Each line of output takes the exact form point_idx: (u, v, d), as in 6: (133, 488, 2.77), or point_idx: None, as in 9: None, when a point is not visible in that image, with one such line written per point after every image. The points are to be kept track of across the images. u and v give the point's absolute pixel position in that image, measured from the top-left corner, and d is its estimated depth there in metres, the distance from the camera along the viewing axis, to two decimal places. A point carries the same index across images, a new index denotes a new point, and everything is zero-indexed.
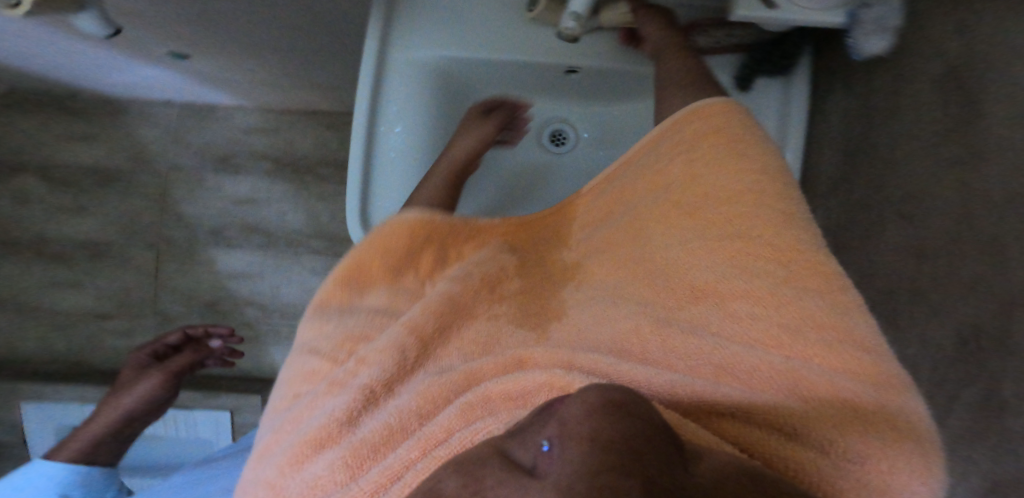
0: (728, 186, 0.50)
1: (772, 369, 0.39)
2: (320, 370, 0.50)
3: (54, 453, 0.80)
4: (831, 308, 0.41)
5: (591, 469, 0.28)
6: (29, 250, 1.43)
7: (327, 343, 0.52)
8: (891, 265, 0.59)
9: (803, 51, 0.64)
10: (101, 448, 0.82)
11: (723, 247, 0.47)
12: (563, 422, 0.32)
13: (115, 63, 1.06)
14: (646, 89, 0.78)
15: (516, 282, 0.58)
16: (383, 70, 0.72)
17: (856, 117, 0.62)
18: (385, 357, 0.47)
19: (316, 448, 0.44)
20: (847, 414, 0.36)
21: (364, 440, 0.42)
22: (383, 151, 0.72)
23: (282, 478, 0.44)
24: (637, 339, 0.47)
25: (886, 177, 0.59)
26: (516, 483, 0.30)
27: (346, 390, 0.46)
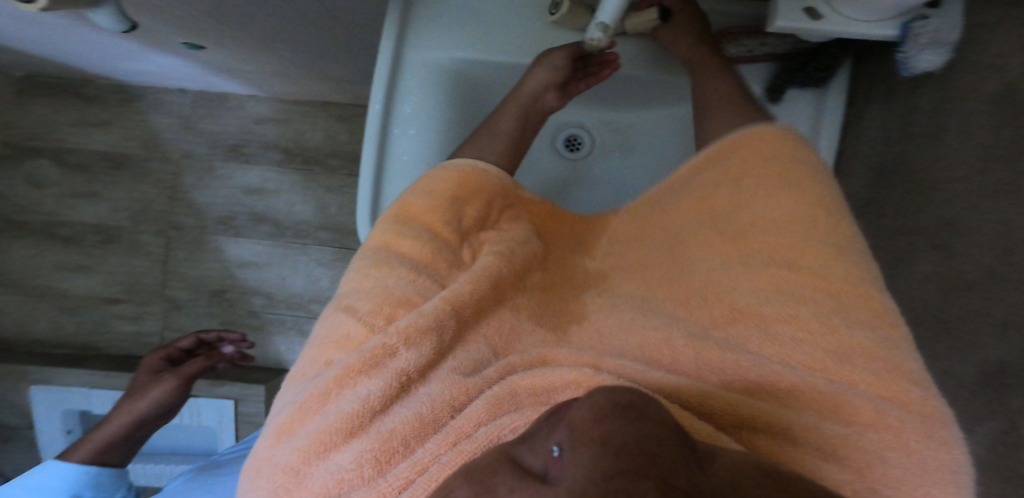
0: (781, 212, 0.48)
1: (816, 391, 0.38)
2: (353, 337, 0.45)
3: (71, 451, 0.84)
4: (877, 340, 0.40)
5: (605, 474, 0.26)
6: (40, 233, 1.43)
7: (363, 305, 0.46)
8: (919, 295, 0.55)
9: (840, 63, 0.62)
10: (113, 452, 0.86)
11: (771, 272, 0.45)
12: (570, 425, 0.31)
13: (127, 50, 1.05)
14: (669, 96, 0.75)
15: (536, 280, 0.57)
16: (397, 71, 0.70)
17: (896, 137, 0.59)
18: (423, 340, 0.43)
19: (343, 437, 0.39)
20: (885, 436, 0.36)
21: (395, 432, 0.39)
22: (395, 154, 0.70)
23: (301, 463, 0.39)
24: (668, 350, 0.44)
25: (922, 201, 0.55)
26: (528, 490, 0.29)
27: (382, 371, 0.42)
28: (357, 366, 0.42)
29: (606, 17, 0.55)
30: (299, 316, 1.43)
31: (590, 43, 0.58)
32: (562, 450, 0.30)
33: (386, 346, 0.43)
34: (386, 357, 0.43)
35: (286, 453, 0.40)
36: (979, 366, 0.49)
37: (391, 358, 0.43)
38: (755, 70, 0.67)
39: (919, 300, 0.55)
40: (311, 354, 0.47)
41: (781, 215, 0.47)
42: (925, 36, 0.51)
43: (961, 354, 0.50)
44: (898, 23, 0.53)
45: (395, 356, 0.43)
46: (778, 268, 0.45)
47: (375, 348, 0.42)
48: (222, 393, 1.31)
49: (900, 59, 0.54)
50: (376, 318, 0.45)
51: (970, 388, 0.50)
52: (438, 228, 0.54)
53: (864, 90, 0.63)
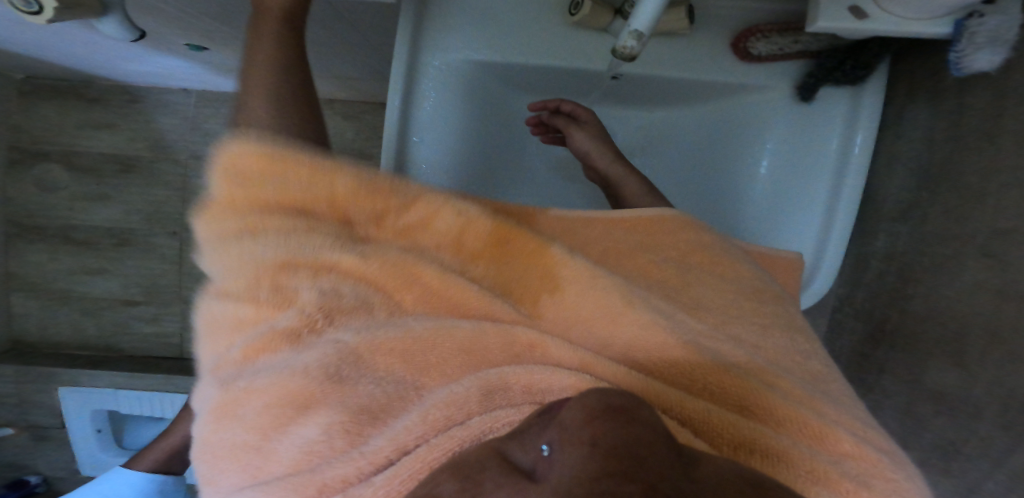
0: (745, 285, 0.53)
1: (801, 417, 0.42)
2: (247, 318, 0.43)
3: (136, 459, 0.81)
4: (817, 381, 0.47)
5: (591, 475, 0.25)
6: (56, 237, 1.43)
7: (247, 281, 0.43)
8: (961, 306, 0.53)
9: (882, 60, 0.59)
10: (176, 459, 0.80)
11: (755, 324, 0.50)
12: (562, 426, 0.31)
13: (132, 52, 1.03)
14: (695, 98, 0.71)
15: (496, 256, 0.51)
16: (414, 74, 0.67)
17: (943, 139, 0.57)
18: (352, 316, 0.43)
19: (300, 410, 0.38)
20: (818, 437, 0.41)
21: (364, 404, 0.39)
22: (415, 164, 0.69)
23: (263, 440, 0.39)
24: (658, 350, 0.45)
25: (970, 207, 0.53)
26: (514, 487, 0.28)
27: (308, 346, 0.41)
28: (280, 343, 0.41)
29: (640, 24, 0.52)
30: None
31: (622, 52, 0.55)
32: (551, 450, 0.30)
33: (296, 325, 0.41)
34: (308, 331, 0.42)
35: (238, 433, 0.39)
36: None
37: (313, 336, 0.41)
38: (788, 68, 0.64)
39: (969, 309, 0.52)
40: (209, 347, 0.45)
41: (739, 292, 0.52)
42: (981, 35, 0.48)
43: (1008, 364, 0.47)
44: (953, 19, 0.49)
45: (319, 332, 0.42)
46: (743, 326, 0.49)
47: (288, 326, 0.41)
48: None
49: (954, 58, 0.51)
50: (258, 292, 0.43)
51: (1016, 400, 0.46)
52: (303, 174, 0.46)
53: (904, 90, 0.62)
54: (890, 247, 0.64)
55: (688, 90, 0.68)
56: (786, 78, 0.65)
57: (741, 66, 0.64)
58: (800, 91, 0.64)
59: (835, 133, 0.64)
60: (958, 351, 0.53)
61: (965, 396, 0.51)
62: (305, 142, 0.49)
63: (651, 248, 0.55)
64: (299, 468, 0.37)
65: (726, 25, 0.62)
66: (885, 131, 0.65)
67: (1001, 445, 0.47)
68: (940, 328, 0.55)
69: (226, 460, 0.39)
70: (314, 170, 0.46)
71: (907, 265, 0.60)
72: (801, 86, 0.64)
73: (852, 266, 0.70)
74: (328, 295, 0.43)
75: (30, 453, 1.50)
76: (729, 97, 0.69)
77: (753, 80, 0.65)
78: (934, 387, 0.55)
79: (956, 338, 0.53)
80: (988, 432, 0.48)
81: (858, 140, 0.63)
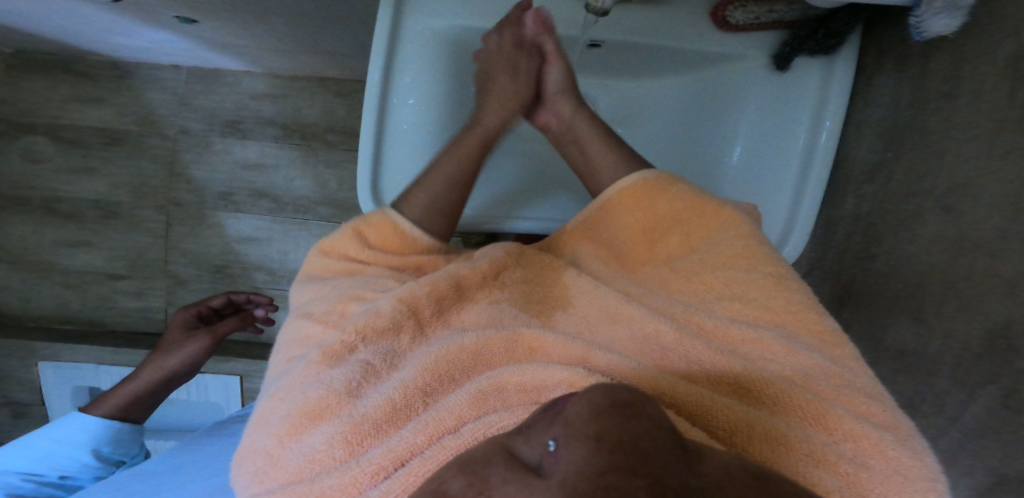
0: (731, 249, 0.56)
1: (801, 399, 0.45)
2: (313, 335, 0.53)
3: (93, 406, 0.86)
4: (832, 361, 0.48)
5: (598, 469, 0.28)
6: (41, 209, 1.42)
7: (320, 308, 0.55)
8: (921, 260, 0.54)
9: (853, 29, 0.60)
10: (134, 408, 0.88)
11: (749, 303, 0.52)
12: (567, 422, 0.33)
13: (118, 26, 1.03)
14: (675, 67, 0.72)
15: (518, 271, 0.61)
16: (396, 38, 0.69)
17: (907, 103, 0.59)
18: (382, 337, 0.51)
19: (314, 421, 0.45)
20: (833, 429, 0.43)
21: (367, 417, 0.44)
22: (395, 124, 0.70)
23: (278, 446, 0.45)
24: (658, 344, 0.51)
25: (933, 165, 0.55)
26: (522, 483, 0.31)
27: (340, 362, 0.49)
28: (318, 362, 0.49)
29: None
30: None
31: (593, 5, 0.57)
32: (556, 445, 0.32)
33: (338, 344, 0.50)
34: (345, 350, 0.50)
35: (264, 439, 0.47)
36: (984, 328, 0.47)
37: (346, 355, 0.49)
38: (763, 38, 0.66)
39: (929, 267, 0.53)
40: (278, 356, 0.55)
41: (721, 249, 0.56)
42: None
43: (965, 316, 0.49)
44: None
45: (352, 351, 0.49)
46: (728, 300, 0.53)
47: (331, 344, 0.50)
48: (228, 369, 1.33)
49: (913, 23, 0.51)
50: (331, 316, 0.53)
51: (971, 352, 0.48)
52: (364, 235, 0.61)
53: (874, 58, 0.64)
54: (856, 209, 0.65)
55: (666, 57, 0.69)
56: (761, 48, 0.66)
57: (719, 35, 0.66)
58: (775, 60, 0.65)
59: (807, 104, 0.66)
60: (918, 307, 0.54)
61: (924, 351, 0.53)
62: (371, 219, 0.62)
63: (648, 238, 0.62)
64: (302, 475, 0.43)
65: None
66: (856, 100, 0.66)
67: (955, 401, 0.49)
68: (902, 284, 0.56)
69: (250, 462, 0.47)
70: (372, 236, 0.62)
71: (872, 223, 0.62)
72: (776, 55, 0.65)
73: (822, 234, 0.71)
74: (371, 314, 0.51)
75: (9, 429, 1.49)
76: (705, 68, 0.71)
77: (728, 51, 0.66)
78: (895, 341, 0.56)
79: (913, 290, 0.55)
80: (944, 389, 0.51)
81: (828, 111, 0.65)
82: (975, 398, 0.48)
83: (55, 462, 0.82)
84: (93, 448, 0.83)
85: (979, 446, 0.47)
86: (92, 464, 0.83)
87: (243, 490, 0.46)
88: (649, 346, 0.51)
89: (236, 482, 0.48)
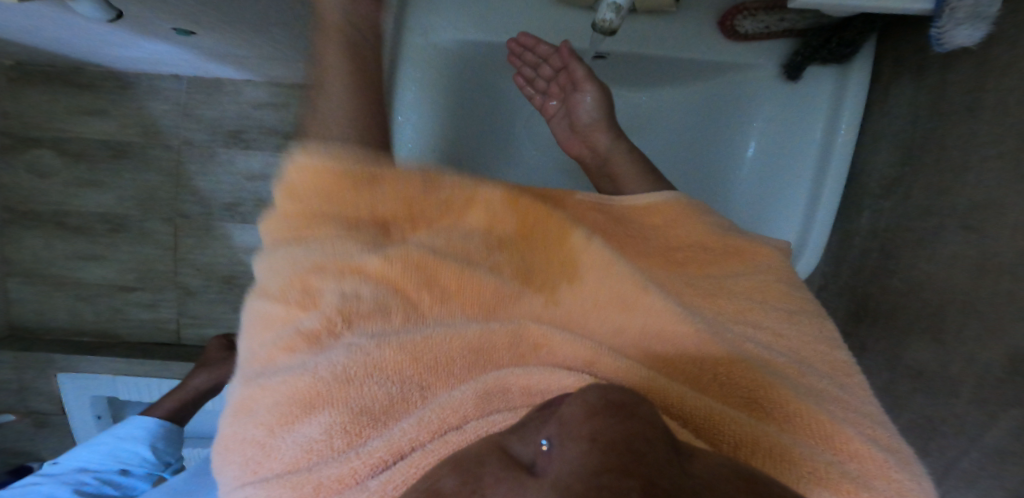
0: (746, 281, 0.57)
1: (807, 418, 0.44)
2: (289, 317, 0.49)
3: (152, 408, 0.89)
4: (841, 388, 0.49)
5: (592, 470, 0.27)
6: (50, 223, 1.43)
7: (282, 284, 0.51)
8: (940, 278, 0.53)
9: (869, 37, 0.59)
10: (184, 411, 0.90)
11: (768, 329, 0.53)
12: (563, 422, 0.32)
13: (120, 39, 1.02)
14: (684, 79, 0.71)
15: (511, 235, 0.58)
16: (398, 53, 0.68)
17: (927, 116, 0.58)
18: (368, 322, 0.48)
19: (306, 409, 0.43)
20: (830, 442, 0.43)
21: (364, 406, 0.42)
22: (399, 143, 0.71)
23: (267, 437, 0.43)
24: (665, 349, 0.49)
25: (954, 181, 0.53)
26: (516, 482, 0.30)
27: (323, 348, 0.46)
28: (304, 348, 0.46)
29: None
30: None
31: (601, 25, 0.55)
32: (551, 445, 0.31)
33: (320, 328, 0.47)
34: (327, 334, 0.47)
35: (250, 429, 0.44)
36: (1006, 352, 0.46)
37: (331, 338, 0.47)
38: (775, 46, 0.64)
39: (950, 286, 0.52)
40: (249, 342, 0.51)
41: (745, 281, 0.57)
42: (962, 11, 0.48)
43: (986, 338, 0.47)
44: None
45: (335, 336, 0.47)
46: (747, 324, 0.53)
47: (312, 329, 0.47)
48: None
49: (934, 34, 0.50)
50: (299, 294, 0.50)
51: (992, 374, 0.47)
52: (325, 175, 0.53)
53: (890, 67, 0.63)
54: (873, 223, 0.64)
55: (675, 68, 0.68)
56: (772, 57, 0.65)
57: (728, 45, 0.64)
58: (787, 70, 0.64)
59: (816, 116, 0.65)
60: (937, 328, 0.53)
61: (942, 372, 0.52)
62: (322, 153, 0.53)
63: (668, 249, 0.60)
64: (297, 466, 0.40)
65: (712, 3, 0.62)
66: (872, 110, 0.65)
67: (973, 423, 0.48)
68: (920, 302, 0.55)
69: (238, 453, 0.44)
70: (336, 179, 0.53)
71: (890, 239, 0.61)
72: (787, 64, 0.64)
73: (837, 247, 0.70)
74: (351, 299, 0.49)
75: (30, 438, 1.51)
76: (713, 77, 0.69)
77: (738, 60, 0.65)
78: (912, 361, 0.56)
79: (933, 308, 0.54)
80: (963, 410, 0.49)
81: (842, 124, 0.64)
82: (995, 422, 0.46)
83: (117, 457, 0.82)
84: (150, 443, 0.84)
85: (996, 469, 0.46)
86: (149, 460, 0.84)
87: (233, 480, 0.44)
88: (657, 346, 0.50)
89: (220, 479, 0.45)
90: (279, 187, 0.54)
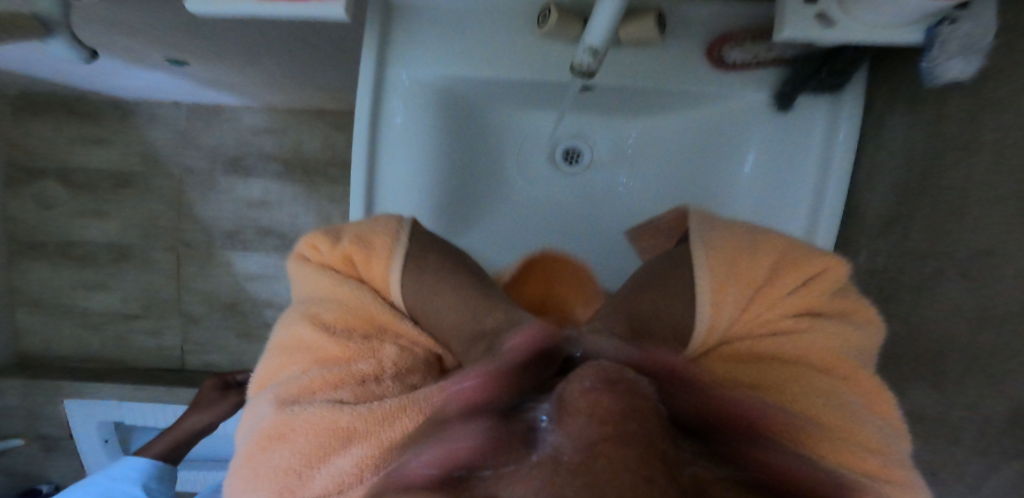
0: (794, 303, 0.51)
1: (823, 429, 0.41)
2: (331, 354, 0.52)
3: (144, 450, 0.89)
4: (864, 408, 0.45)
5: (591, 440, 0.27)
6: (56, 252, 1.45)
7: (335, 322, 0.54)
8: (940, 324, 0.51)
9: (859, 66, 0.58)
10: (176, 452, 0.89)
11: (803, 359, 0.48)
12: (565, 399, 0.32)
13: (116, 69, 1.02)
14: (678, 106, 0.70)
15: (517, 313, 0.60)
16: (380, 90, 0.66)
17: (922, 154, 0.56)
18: (409, 375, 0.53)
19: (342, 442, 0.44)
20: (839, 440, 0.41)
21: (394, 440, 0.43)
22: (387, 184, 0.68)
23: (304, 466, 0.44)
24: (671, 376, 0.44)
25: (953, 224, 0.51)
26: (509, 453, 0.30)
27: (366, 388, 0.49)
28: (342, 385, 0.49)
29: (593, 41, 0.52)
30: None
31: (579, 67, 0.55)
32: (549, 423, 0.31)
33: (369, 371, 0.51)
34: (372, 378, 0.51)
35: (285, 457, 0.45)
36: (1010, 403, 0.43)
37: (374, 382, 0.50)
38: (764, 75, 0.63)
39: (949, 332, 0.50)
40: (286, 367, 0.53)
41: (787, 302, 0.51)
42: (953, 44, 0.47)
43: (988, 388, 0.45)
44: (924, 27, 0.48)
45: (379, 381, 0.50)
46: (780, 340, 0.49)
47: (362, 370, 0.51)
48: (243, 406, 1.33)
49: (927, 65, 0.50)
50: (351, 337, 0.53)
51: (994, 424, 0.45)
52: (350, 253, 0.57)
53: (884, 97, 0.61)
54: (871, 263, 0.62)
55: (665, 95, 0.66)
56: (763, 87, 0.63)
57: (718, 75, 0.63)
58: (777, 100, 0.63)
59: (813, 143, 0.64)
60: (938, 373, 0.51)
61: (945, 419, 0.50)
62: (363, 236, 0.57)
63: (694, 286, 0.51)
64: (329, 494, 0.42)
65: (696, 34, 0.61)
66: (865, 143, 0.64)
67: (976, 471, 0.47)
68: (922, 344, 0.53)
69: (268, 477, 0.45)
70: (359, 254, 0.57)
71: (888, 281, 0.59)
72: (777, 95, 0.63)
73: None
74: (403, 354, 0.54)
75: (39, 466, 1.52)
76: (706, 106, 0.68)
77: (727, 90, 0.64)
78: (917, 406, 0.54)
79: (935, 353, 0.51)
80: (965, 457, 0.48)
81: (837, 152, 0.62)
82: (997, 472, 0.45)
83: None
84: (144, 484, 0.82)
85: None
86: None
87: None
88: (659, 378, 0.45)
89: None
90: (316, 237, 0.59)
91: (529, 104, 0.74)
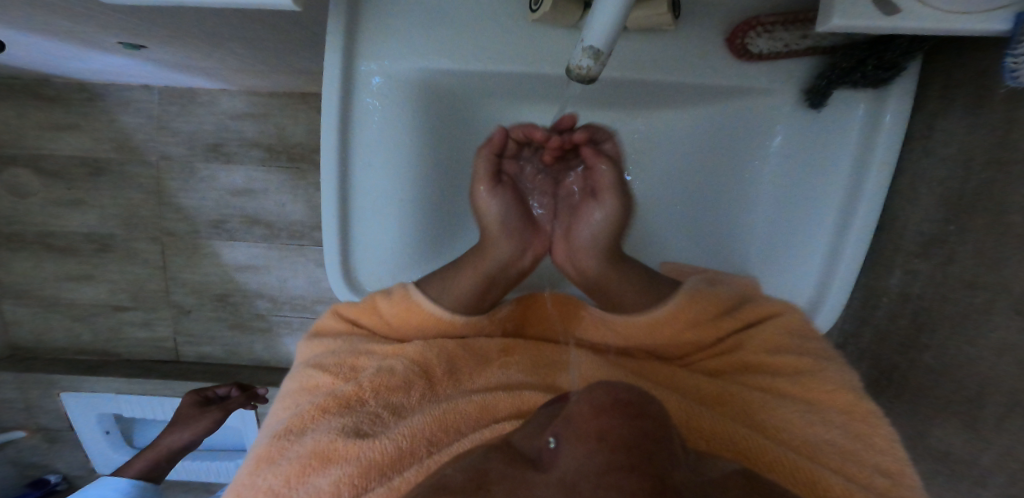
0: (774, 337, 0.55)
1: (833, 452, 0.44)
2: (320, 384, 0.52)
3: (124, 468, 0.88)
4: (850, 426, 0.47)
5: (601, 469, 0.27)
6: (36, 245, 1.39)
7: (331, 359, 0.54)
8: (985, 361, 0.46)
9: (911, 58, 0.51)
10: (157, 467, 0.89)
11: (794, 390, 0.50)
12: (571, 419, 0.32)
13: (68, 51, 0.92)
14: (694, 100, 0.62)
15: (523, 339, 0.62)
16: (350, 91, 0.59)
17: (980, 166, 0.49)
18: (391, 392, 0.50)
19: (322, 462, 0.44)
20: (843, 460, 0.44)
21: (373, 460, 0.43)
22: (363, 196, 0.61)
23: (284, 486, 0.43)
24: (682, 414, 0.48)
25: (1008, 250, 0.45)
26: (519, 478, 0.30)
27: (350, 412, 0.48)
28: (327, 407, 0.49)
29: (594, 40, 0.44)
30: (304, 317, 1.40)
31: (578, 72, 0.47)
32: (557, 443, 0.31)
33: (354, 392, 0.50)
34: (356, 401, 0.49)
35: (269, 477, 0.44)
36: None
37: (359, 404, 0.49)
38: (794, 66, 0.57)
39: (995, 371, 0.45)
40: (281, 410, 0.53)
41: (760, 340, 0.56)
42: None
43: None
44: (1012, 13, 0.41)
45: (363, 403, 0.49)
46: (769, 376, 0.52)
47: (346, 392, 0.50)
48: None
49: (1010, 64, 0.43)
50: (342, 367, 0.53)
51: None
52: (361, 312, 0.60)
53: (939, 94, 0.54)
54: (908, 282, 0.57)
55: (681, 89, 0.58)
56: (791, 80, 0.57)
57: (739, 64, 0.56)
58: (809, 95, 0.57)
59: (843, 150, 0.57)
60: (976, 414, 0.47)
61: (978, 462, 0.46)
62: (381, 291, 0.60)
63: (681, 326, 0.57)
64: None
65: (716, 21, 0.54)
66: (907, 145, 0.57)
67: None
68: (963, 380, 0.49)
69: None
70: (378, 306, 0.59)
71: (931, 305, 0.54)
72: (810, 89, 0.56)
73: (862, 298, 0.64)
74: (384, 372, 0.51)
75: (41, 457, 1.50)
76: (723, 102, 0.61)
77: (743, 83, 0.57)
78: (955, 442, 0.49)
79: (977, 392, 0.47)
80: None
81: (874, 156, 0.56)
82: None
83: None
84: None
85: None
86: None
87: None
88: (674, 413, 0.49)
89: None
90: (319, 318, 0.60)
91: (523, 101, 0.67)
